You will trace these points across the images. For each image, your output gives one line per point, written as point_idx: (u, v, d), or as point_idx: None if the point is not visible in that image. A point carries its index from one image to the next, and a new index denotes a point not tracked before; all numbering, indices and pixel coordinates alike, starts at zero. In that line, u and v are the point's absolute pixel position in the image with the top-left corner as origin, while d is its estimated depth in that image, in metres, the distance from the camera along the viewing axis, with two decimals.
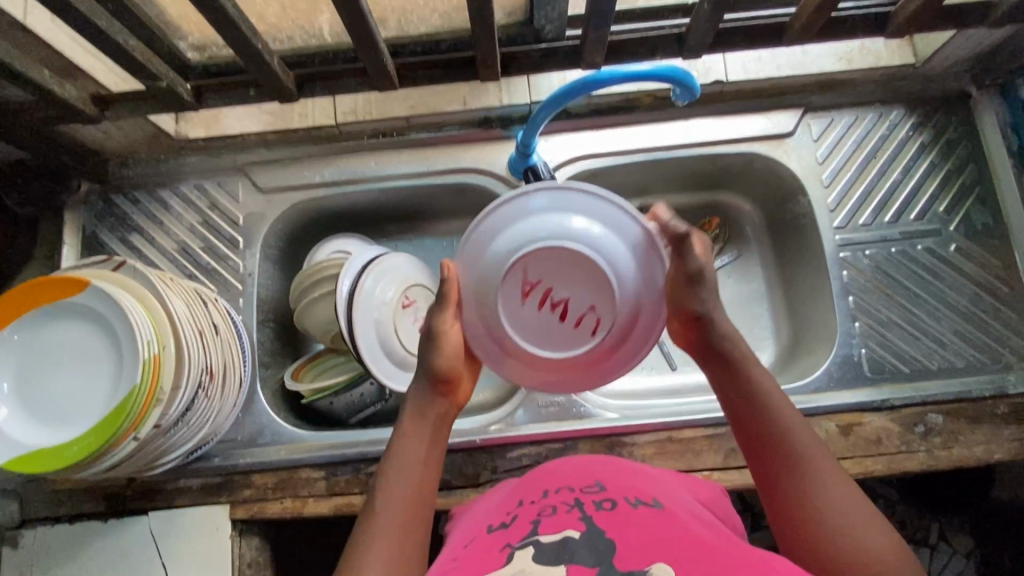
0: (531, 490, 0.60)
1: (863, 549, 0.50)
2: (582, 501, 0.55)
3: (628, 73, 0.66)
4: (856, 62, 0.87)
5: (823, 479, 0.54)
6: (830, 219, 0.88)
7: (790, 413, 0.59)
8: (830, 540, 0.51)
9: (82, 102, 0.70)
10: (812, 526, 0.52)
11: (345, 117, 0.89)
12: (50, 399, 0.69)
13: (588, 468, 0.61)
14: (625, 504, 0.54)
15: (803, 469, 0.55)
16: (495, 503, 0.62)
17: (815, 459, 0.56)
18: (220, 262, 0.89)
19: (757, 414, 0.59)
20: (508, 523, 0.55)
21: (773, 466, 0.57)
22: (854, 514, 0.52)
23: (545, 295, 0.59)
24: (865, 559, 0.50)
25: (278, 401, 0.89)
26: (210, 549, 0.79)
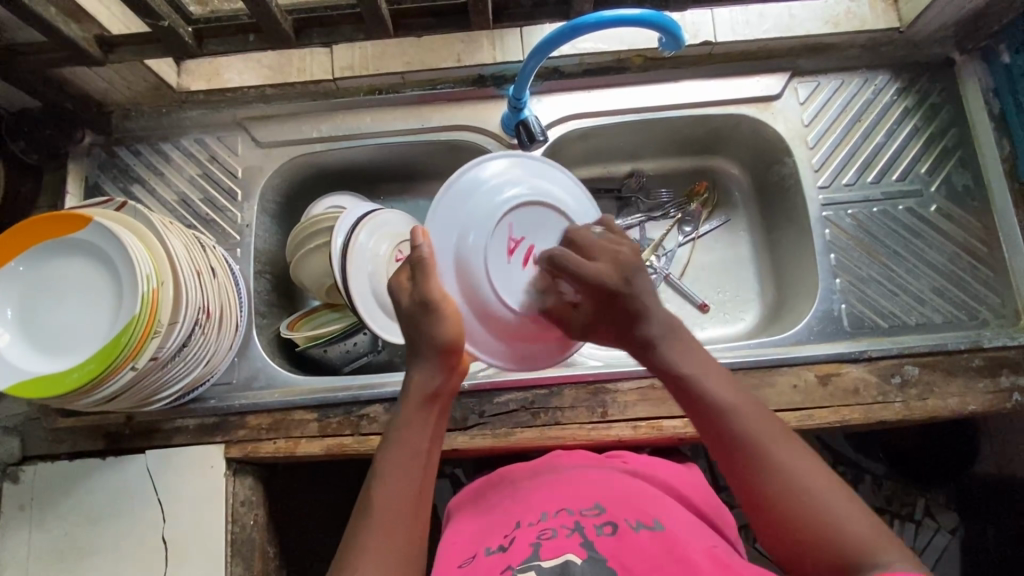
0: (531, 512, 0.64)
1: (831, 526, 0.52)
2: (582, 525, 0.58)
3: (616, 16, 0.68)
4: (843, 25, 0.88)
5: (773, 462, 0.56)
6: (814, 178, 0.90)
7: (734, 391, 0.60)
8: (798, 521, 0.53)
9: (88, 43, 0.72)
10: (778, 513, 0.54)
11: (343, 72, 0.90)
12: (51, 331, 0.71)
13: (583, 491, 0.65)
14: (627, 527, 0.58)
15: (753, 454, 0.57)
16: (496, 520, 0.66)
17: (765, 443, 0.57)
18: (218, 213, 0.91)
19: (706, 411, 0.60)
20: (506, 547, 0.59)
21: (726, 457, 0.58)
22: (826, 495, 0.54)
23: (527, 255, 0.68)
24: (833, 535, 0.52)
25: (274, 349, 0.92)
26: (206, 486, 0.82)
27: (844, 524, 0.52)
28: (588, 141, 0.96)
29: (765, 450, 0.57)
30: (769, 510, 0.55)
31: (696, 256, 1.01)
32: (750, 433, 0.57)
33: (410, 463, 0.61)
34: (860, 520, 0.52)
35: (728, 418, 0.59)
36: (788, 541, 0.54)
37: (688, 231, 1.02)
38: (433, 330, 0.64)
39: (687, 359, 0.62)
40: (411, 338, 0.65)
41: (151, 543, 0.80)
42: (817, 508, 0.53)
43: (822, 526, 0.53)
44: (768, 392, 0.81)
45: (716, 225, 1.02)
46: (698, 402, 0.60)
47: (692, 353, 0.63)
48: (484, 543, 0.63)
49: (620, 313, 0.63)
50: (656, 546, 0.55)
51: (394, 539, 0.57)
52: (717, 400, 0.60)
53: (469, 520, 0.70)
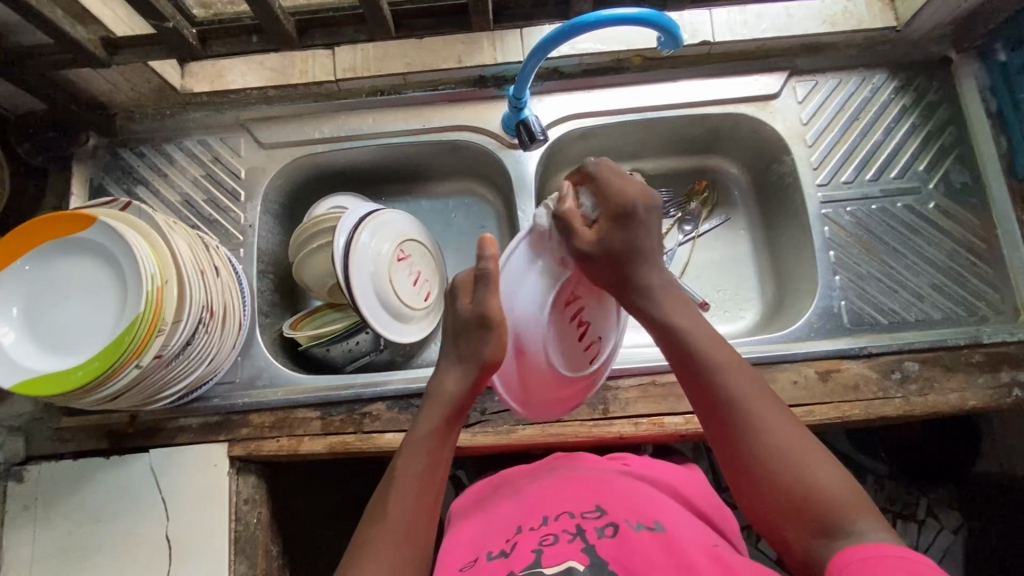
0: (532, 515, 0.65)
1: (810, 489, 0.54)
2: (583, 530, 0.59)
3: (614, 15, 0.68)
4: (840, 24, 0.89)
5: (754, 423, 0.58)
6: (813, 176, 0.90)
7: (723, 349, 0.61)
8: (780, 482, 0.55)
9: (93, 44, 0.73)
10: (757, 472, 0.56)
11: (345, 74, 0.91)
12: (55, 330, 0.71)
13: (585, 493, 0.66)
14: (628, 529, 0.58)
15: (737, 418, 0.58)
16: (497, 522, 0.67)
17: (755, 408, 0.58)
18: (221, 214, 0.92)
19: (693, 363, 0.61)
20: (508, 552, 0.59)
21: (711, 415, 0.60)
22: (805, 458, 0.55)
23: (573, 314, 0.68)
24: (812, 497, 0.54)
25: (277, 348, 0.92)
26: (209, 485, 0.82)
27: (825, 487, 0.54)
28: (588, 141, 0.96)
29: (752, 413, 0.58)
30: (750, 467, 0.57)
31: (696, 255, 1.01)
32: (738, 396, 0.59)
33: (427, 476, 0.62)
34: (841, 486, 0.54)
35: (719, 380, 0.60)
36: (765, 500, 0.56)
37: (688, 230, 1.03)
38: (481, 345, 0.65)
39: (680, 319, 0.63)
40: (458, 341, 0.66)
41: (155, 542, 0.81)
42: (797, 470, 0.55)
43: (805, 488, 0.54)
44: (769, 388, 0.81)
45: (716, 224, 1.03)
46: (688, 363, 0.61)
47: (687, 313, 0.64)
48: (486, 546, 0.63)
49: (613, 253, 0.63)
50: (657, 547, 0.55)
51: (407, 549, 0.58)
52: (704, 354, 0.61)
53: (470, 522, 0.70)
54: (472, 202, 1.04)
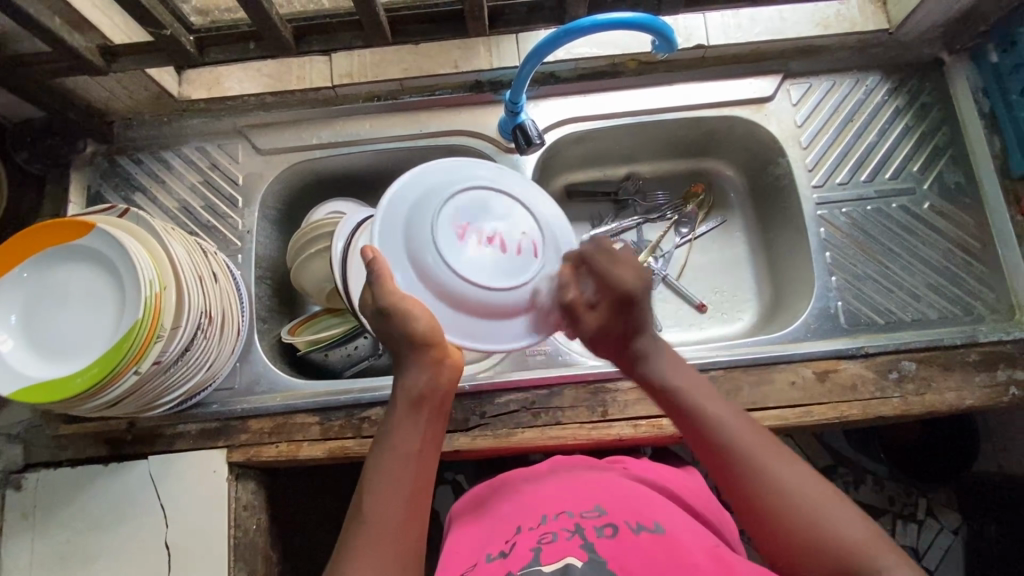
0: (531, 516, 0.65)
1: (832, 535, 0.53)
2: (582, 528, 0.59)
3: (609, 20, 0.69)
4: (833, 27, 0.90)
5: (770, 469, 0.57)
6: (808, 178, 0.91)
7: (726, 409, 0.62)
8: (798, 531, 0.54)
9: (91, 52, 0.73)
10: (779, 522, 0.55)
11: (342, 79, 0.92)
12: (53, 336, 0.71)
13: (584, 493, 0.66)
14: (627, 530, 0.58)
15: (749, 467, 0.58)
16: (496, 523, 0.67)
17: (760, 455, 0.58)
18: (219, 220, 0.92)
19: (696, 420, 0.62)
20: (507, 552, 0.60)
21: (722, 470, 0.60)
22: (824, 505, 0.55)
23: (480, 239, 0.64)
24: (835, 545, 0.53)
25: (275, 353, 0.92)
26: (208, 491, 0.82)
27: (840, 531, 0.53)
28: (585, 144, 0.97)
29: (763, 461, 0.58)
30: (772, 518, 0.56)
31: (693, 257, 1.02)
32: (748, 448, 0.59)
33: (398, 470, 0.60)
34: (852, 526, 0.54)
35: (724, 435, 0.60)
36: (789, 553, 0.55)
37: (685, 233, 1.03)
38: (410, 330, 0.61)
39: (676, 378, 0.65)
40: (392, 344, 0.63)
41: (154, 549, 0.80)
42: (817, 521, 0.54)
43: (817, 530, 0.54)
44: (767, 389, 0.81)
45: (713, 226, 1.03)
46: (689, 419, 0.63)
47: (679, 370, 0.66)
48: (485, 548, 0.63)
49: (613, 335, 0.67)
50: (656, 549, 0.55)
51: (390, 550, 0.56)
52: (706, 413, 0.62)
53: (470, 525, 0.70)
54: None
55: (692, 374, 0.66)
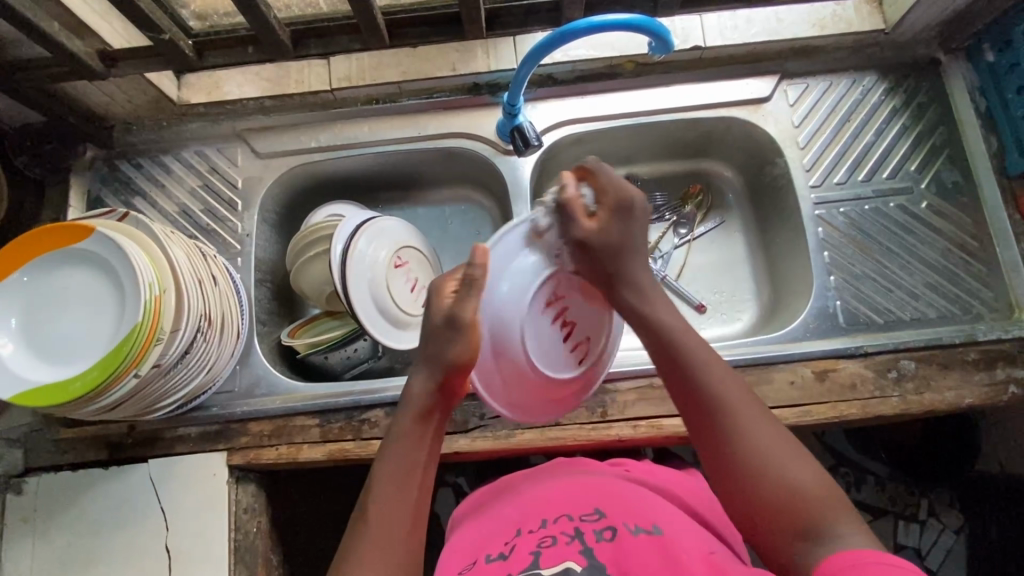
0: (531, 518, 0.65)
1: (793, 488, 0.54)
2: (582, 532, 0.59)
3: (605, 22, 0.69)
4: (829, 28, 0.90)
5: (743, 420, 0.58)
6: (806, 178, 0.91)
7: (708, 355, 0.62)
8: (760, 483, 0.55)
9: (91, 58, 0.74)
10: (746, 469, 0.56)
11: (340, 83, 0.92)
12: (53, 340, 0.71)
13: (583, 496, 0.66)
14: (626, 533, 0.58)
15: (723, 416, 0.58)
16: (496, 525, 0.67)
17: (740, 410, 0.58)
18: (219, 223, 0.92)
19: (678, 366, 0.61)
20: (507, 555, 0.60)
21: (698, 415, 0.60)
22: (788, 458, 0.56)
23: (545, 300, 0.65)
24: (794, 496, 0.54)
25: (274, 356, 0.93)
26: (208, 494, 0.82)
27: (801, 485, 0.54)
28: (583, 146, 0.97)
29: (738, 413, 0.58)
30: (738, 468, 0.57)
31: (692, 258, 1.02)
32: (724, 398, 0.59)
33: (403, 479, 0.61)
34: (813, 483, 0.54)
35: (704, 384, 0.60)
36: (747, 501, 0.56)
37: (684, 233, 1.03)
38: (443, 350, 0.62)
39: (664, 319, 0.64)
40: (430, 354, 0.63)
41: (154, 552, 0.80)
42: (780, 473, 0.55)
43: (779, 486, 0.55)
44: (766, 389, 0.81)
45: (712, 226, 1.03)
46: (671, 363, 0.62)
47: (671, 317, 0.64)
48: (484, 550, 0.63)
49: (595, 277, 0.65)
50: (656, 552, 0.55)
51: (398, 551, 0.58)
52: (688, 359, 0.61)
53: (470, 526, 0.70)
54: (469, 208, 1.05)
55: (680, 319, 0.64)
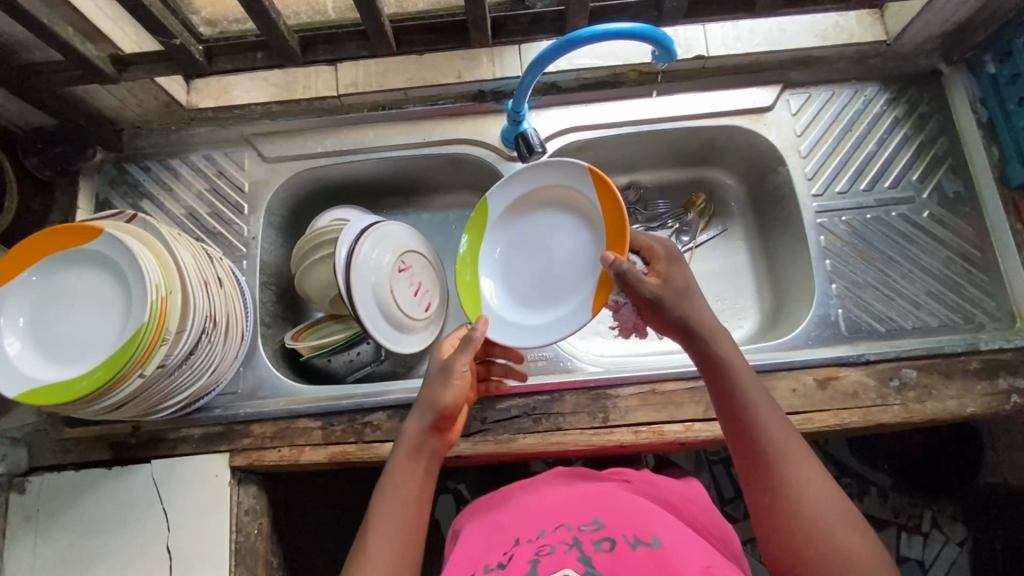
0: (529, 528, 0.65)
1: (842, 548, 0.55)
2: (580, 542, 0.60)
3: (609, 30, 0.70)
4: (831, 39, 0.91)
5: (796, 471, 0.59)
6: (807, 187, 0.92)
7: (765, 402, 0.63)
8: (807, 536, 0.56)
9: (103, 61, 0.75)
10: (794, 517, 0.57)
11: (348, 89, 0.93)
12: (60, 340, 0.72)
13: (582, 507, 0.67)
14: (624, 543, 0.58)
15: (776, 460, 0.60)
16: (495, 535, 0.67)
17: (793, 454, 0.60)
18: (225, 226, 0.93)
19: (735, 405, 0.64)
20: (506, 564, 0.60)
21: (751, 459, 0.61)
22: (836, 517, 0.57)
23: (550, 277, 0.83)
24: (842, 555, 0.54)
25: (278, 358, 0.93)
26: (211, 495, 0.82)
27: (846, 543, 0.55)
28: (586, 153, 0.98)
29: (791, 462, 0.60)
30: (788, 516, 0.57)
31: (695, 265, 1.03)
32: (778, 445, 0.61)
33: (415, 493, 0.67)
34: (867, 552, 0.55)
35: (762, 428, 0.62)
36: (795, 549, 0.56)
37: (686, 241, 1.04)
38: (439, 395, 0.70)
39: (730, 363, 0.66)
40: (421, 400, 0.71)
41: (156, 552, 0.81)
42: (829, 532, 0.56)
43: (822, 535, 0.56)
44: None
45: (714, 234, 1.04)
46: (730, 404, 0.64)
47: (739, 360, 0.66)
48: (483, 560, 0.63)
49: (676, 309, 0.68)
50: (654, 560, 0.56)
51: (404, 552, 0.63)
52: (748, 403, 0.63)
53: (469, 536, 0.70)
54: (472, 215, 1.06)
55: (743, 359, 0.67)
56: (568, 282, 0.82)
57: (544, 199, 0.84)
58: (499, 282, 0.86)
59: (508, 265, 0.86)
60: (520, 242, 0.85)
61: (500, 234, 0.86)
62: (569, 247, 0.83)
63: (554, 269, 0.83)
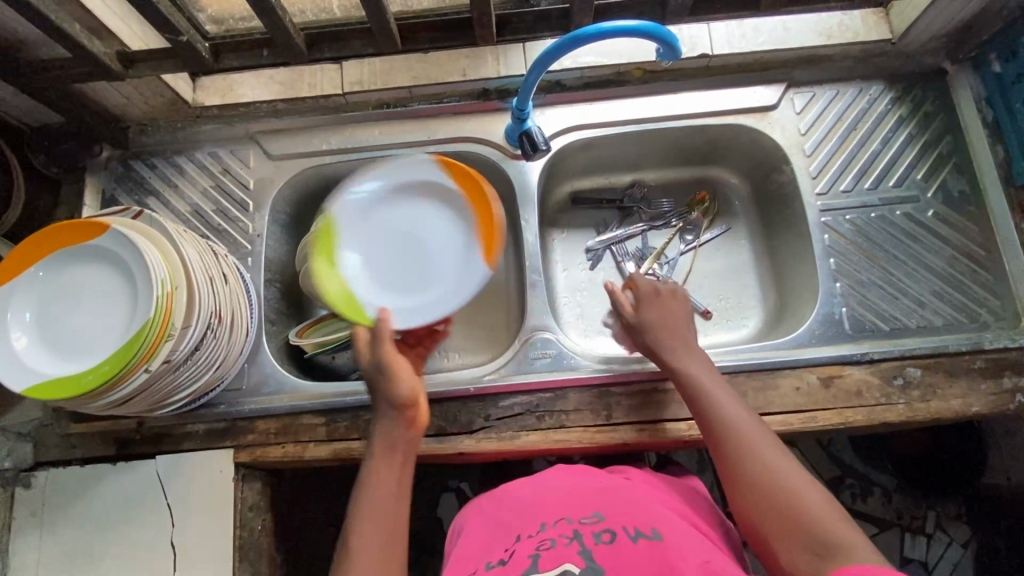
0: (530, 525, 0.66)
1: (807, 511, 0.59)
2: (581, 534, 0.60)
3: (614, 27, 0.70)
4: (836, 37, 0.91)
5: (762, 453, 0.65)
6: (812, 185, 0.92)
7: (728, 398, 0.71)
8: (779, 507, 0.61)
9: (110, 58, 0.75)
10: (765, 492, 0.62)
11: (352, 87, 0.93)
12: (68, 335, 0.72)
13: (583, 500, 0.68)
14: (625, 536, 0.59)
15: (741, 445, 0.67)
16: (498, 531, 0.69)
17: (754, 438, 0.67)
18: (230, 224, 0.93)
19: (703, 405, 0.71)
20: (507, 561, 0.60)
21: (722, 451, 0.68)
22: (800, 485, 0.62)
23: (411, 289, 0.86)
24: (806, 517, 0.59)
25: (283, 354, 0.93)
26: (215, 491, 0.82)
27: (812, 509, 0.59)
28: (590, 152, 0.98)
29: (754, 445, 0.66)
30: (761, 493, 0.63)
31: (699, 264, 1.03)
32: (742, 432, 0.68)
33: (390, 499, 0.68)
34: (830, 513, 0.58)
35: (730, 421, 0.69)
36: (770, 519, 0.61)
37: (690, 240, 1.04)
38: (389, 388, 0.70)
39: (696, 371, 0.74)
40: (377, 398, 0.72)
41: (160, 547, 0.81)
42: (796, 499, 0.60)
43: (789, 505, 0.60)
44: (772, 395, 0.81)
45: (718, 233, 1.04)
46: (698, 405, 0.72)
47: (708, 373, 0.75)
48: (485, 559, 0.64)
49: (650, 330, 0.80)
50: (654, 553, 0.56)
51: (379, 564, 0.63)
52: (712, 400, 0.71)
53: (472, 530, 0.71)
54: None
55: (707, 365, 0.75)
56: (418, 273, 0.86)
57: (444, 200, 0.89)
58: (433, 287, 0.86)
59: (449, 265, 0.87)
60: (460, 240, 0.88)
61: (418, 239, 0.88)
62: (438, 246, 0.88)
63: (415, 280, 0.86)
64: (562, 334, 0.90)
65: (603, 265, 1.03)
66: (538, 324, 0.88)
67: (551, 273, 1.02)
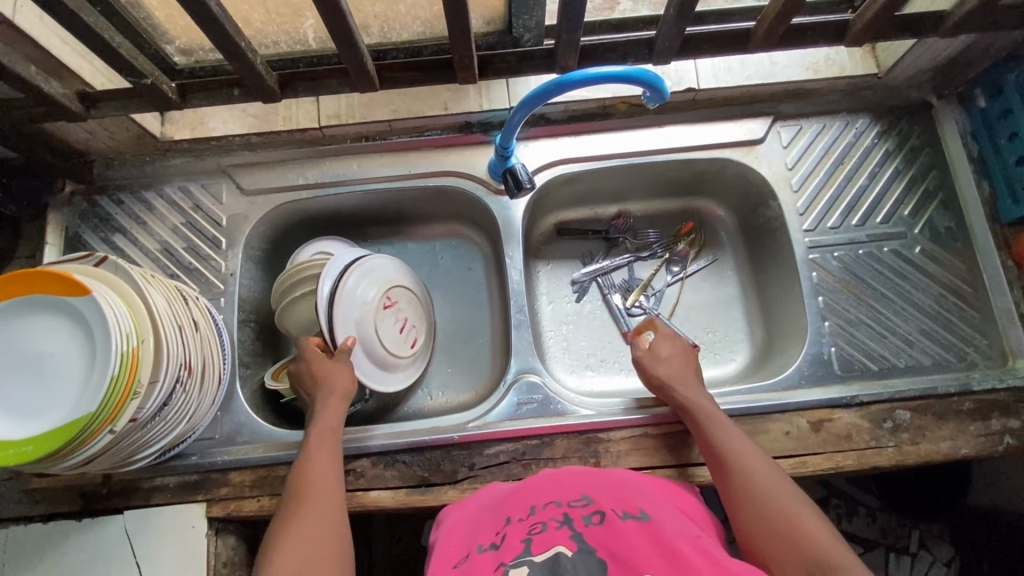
0: (517, 508, 0.64)
1: (819, 546, 0.58)
2: (570, 517, 0.58)
3: (600, 73, 0.68)
4: (822, 71, 0.90)
5: (771, 486, 0.66)
6: (799, 222, 0.91)
7: (735, 433, 0.72)
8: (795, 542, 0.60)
9: (69, 99, 0.71)
10: (778, 526, 0.62)
11: (328, 120, 0.90)
12: (14, 401, 0.66)
13: (570, 485, 0.65)
14: (614, 517, 0.58)
15: (750, 479, 0.67)
16: (481, 524, 0.65)
17: (764, 471, 0.68)
18: (202, 262, 0.89)
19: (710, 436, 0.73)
20: (498, 544, 0.58)
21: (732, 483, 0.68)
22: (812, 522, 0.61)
23: (355, 322, 0.85)
24: (819, 554, 0.58)
25: (257, 399, 0.90)
26: (186, 549, 0.79)
27: (823, 543, 0.58)
28: (576, 185, 0.96)
29: (765, 479, 0.67)
30: (776, 528, 0.62)
31: (684, 296, 1.01)
32: (751, 465, 0.68)
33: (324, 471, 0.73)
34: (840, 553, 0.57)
35: (739, 453, 0.69)
36: (783, 555, 0.60)
37: (676, 271, 1.02)
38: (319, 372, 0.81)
39: (704, 403, 0.77)
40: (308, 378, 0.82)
41: None
42: (808, 535, 0.60)
43: (805, 541, 0.60)
44: (762, 439, 0.80)
45: (705, 264, 1.02)
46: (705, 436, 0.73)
47: (707, 398, 0.78)
48: (475, 542, 0.62)
49: (671, 360, 0.82)
50: (646, 537, 0.54)
51: (315, 537, 0.64)
52: (720, 435, 0.72)
53: (455, 522, 0.68)
54: (458, 244, 1.04)
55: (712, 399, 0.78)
56: (44, 390, 0.66)
57: (32, 299, 0.67)
58: (370, 323, 0.87)
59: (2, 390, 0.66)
60: (25, 353, 0.68)
61: (35, 352, 0.68)
62: (33, 359, 0.68)
63: (359, 316, 0.86)
64: (549, 376, 0.88)
65: (590, 298, 1.01)
66: (523, 365, 0.87)
67: (537, 306, 1.00)
